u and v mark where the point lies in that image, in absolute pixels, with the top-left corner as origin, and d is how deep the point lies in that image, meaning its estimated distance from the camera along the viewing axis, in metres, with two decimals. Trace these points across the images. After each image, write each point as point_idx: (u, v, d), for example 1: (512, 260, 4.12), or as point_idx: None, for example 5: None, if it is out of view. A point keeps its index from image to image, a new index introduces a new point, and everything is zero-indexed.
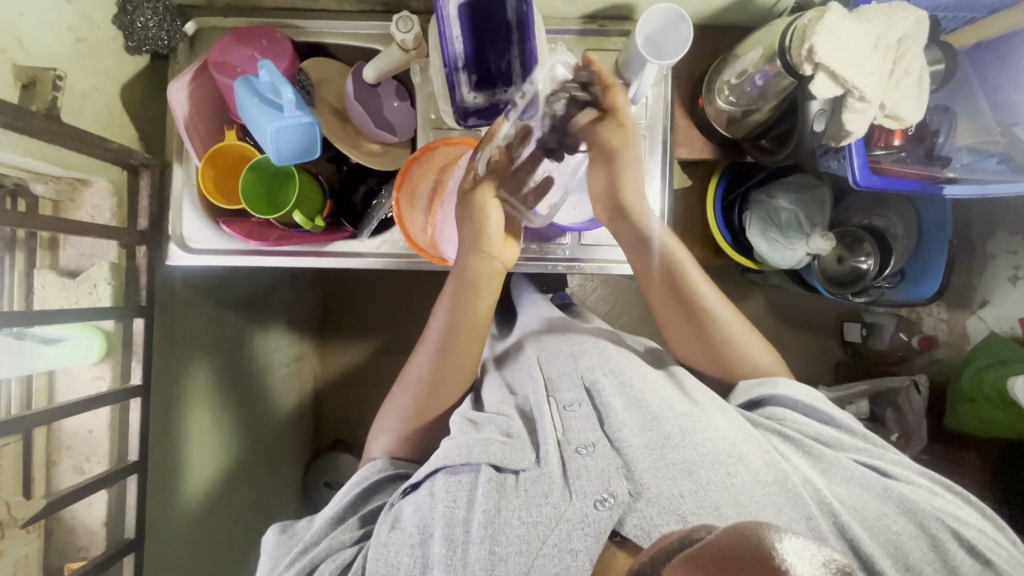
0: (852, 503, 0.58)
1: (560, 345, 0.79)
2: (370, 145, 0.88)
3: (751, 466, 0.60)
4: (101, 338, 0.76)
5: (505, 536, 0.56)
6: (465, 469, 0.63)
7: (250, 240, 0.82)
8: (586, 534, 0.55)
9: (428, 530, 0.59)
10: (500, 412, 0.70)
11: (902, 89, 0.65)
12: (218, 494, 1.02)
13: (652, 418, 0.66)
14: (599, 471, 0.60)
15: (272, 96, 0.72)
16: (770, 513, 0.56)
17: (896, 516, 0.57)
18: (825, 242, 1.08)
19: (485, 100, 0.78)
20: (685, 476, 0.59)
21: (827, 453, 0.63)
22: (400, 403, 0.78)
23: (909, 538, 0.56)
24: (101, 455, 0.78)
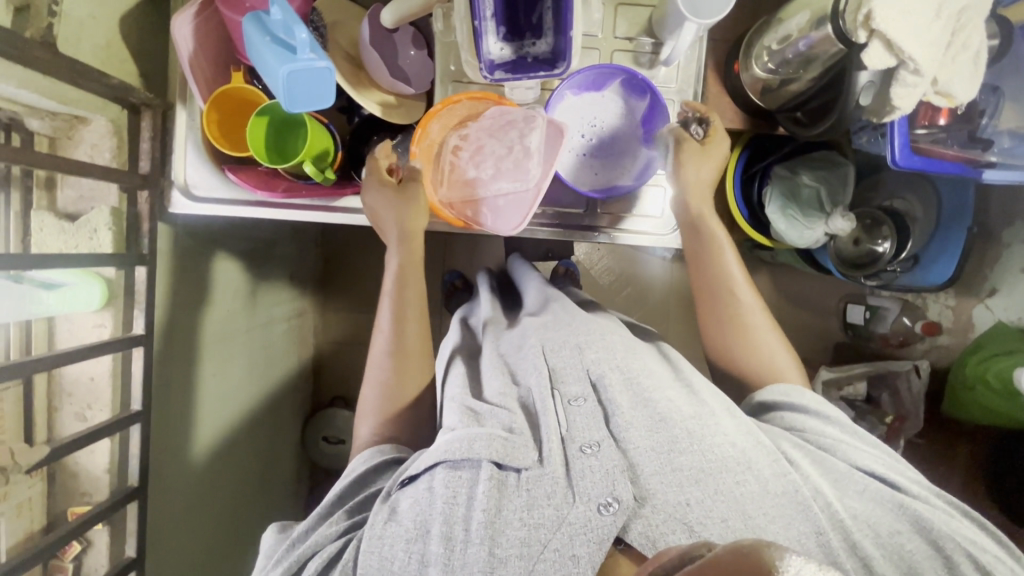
0: (864, 517, 0.61)
1: (565, 335, 0.77)
2: (385, 97, 0.84)
3: (760, 474, 0.62)
4: (101, 285, 0.74)
5: (505, 538, 0.56)
6: (466, 465, 0.62)
7: (258, 191, 0.78)
8: (589, 539, 0.56)
9: (426, 526, 0.59)
10: (502, 405, 0.70)
11: (958, 63, 0.61)
12: (226, 453, 1.03)
13: (659, 420, 0.66)
14: (605, 472, 0.60)
15: (283, 33, 0.67)
16: (778, 525, 0.58)
17: (909, 533, 0.60)
18: (846, 222, 1.07)
19: (512, 53, 0.67)
20: (692, 484, 0.60)
21: (839, 465, 0.66)
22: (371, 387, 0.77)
23: (923, 557, 0.58)
24: (103, 404, 0.76)
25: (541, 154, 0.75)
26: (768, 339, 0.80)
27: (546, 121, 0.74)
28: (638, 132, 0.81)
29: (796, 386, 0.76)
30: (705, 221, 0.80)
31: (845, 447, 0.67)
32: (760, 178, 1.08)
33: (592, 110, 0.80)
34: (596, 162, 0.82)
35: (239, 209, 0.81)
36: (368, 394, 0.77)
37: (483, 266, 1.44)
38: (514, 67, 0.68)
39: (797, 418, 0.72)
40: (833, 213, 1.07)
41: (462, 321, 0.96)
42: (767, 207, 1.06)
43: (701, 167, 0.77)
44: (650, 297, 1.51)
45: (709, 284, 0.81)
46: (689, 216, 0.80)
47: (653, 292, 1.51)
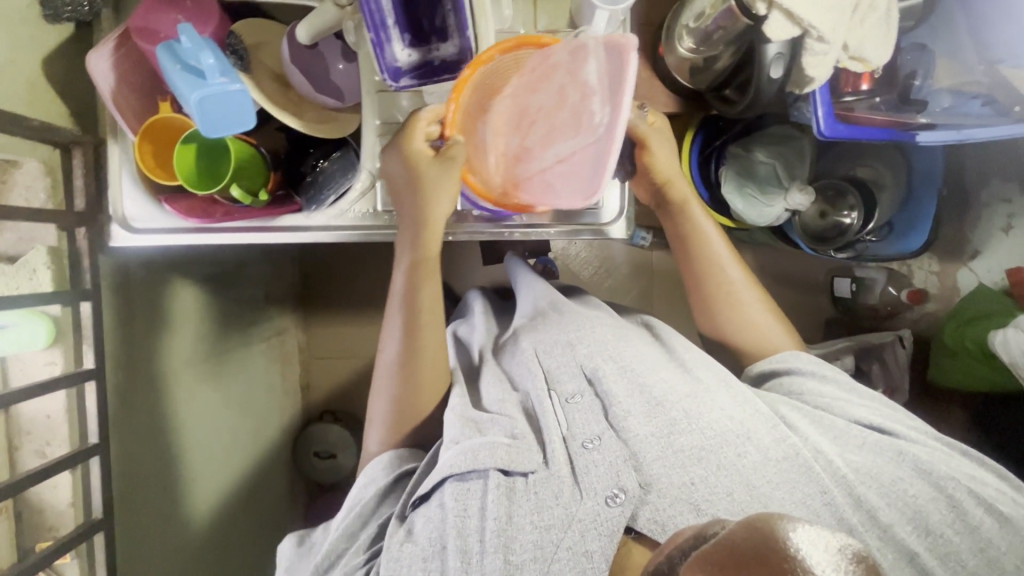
0: (866, 470, 0.63)
1: (556, 335, 0.78)
2: (317, 113, 0.84)
3: (760, 444, 0.64)
4: (46, 324, 0.75)
5: (518, 543, 0.58)
6: (473, 476, 0.63)
7: (190, 218, 0.79)
8: (599, 533, 0.58)
9: (442, 541, 0.59)
10: (502, 413, 0.70)
11: (866, 26, 0.59)
12: (215, 479, 1.06)
13: (656, 405, 0.67)
14: (609, 465, 0.62)
15: (193, 61, 0.67)
16: (783, 491, 0.61)
17: (910, 478, 0.63)
18: (804, 197, 1.04)
19: (420, 58, 0.67)
20: (695, 462, 0.62)
21: (837, 422, 0.68)
22: (382, 389, 0.77)
23: (928, 501, 0.61)
24: (62, 439, 0.78)
25: (604, 87, 0.62)
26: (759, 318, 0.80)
27: (599, 42, 0.62)
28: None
29: (790, 352, 0.77)
30: (675, 203, 0.82)
31: (839, 404, 0.70)
32: (716, 159, 1.05)
33: None
34: None
35: (179, 237, 0.81)
36: (380, 398, 0.77)
37: (458, 271, 1.44)
38: (422, 73, 0.67)
39: (795, 382, 0.73)
40: (791, 188, 1.04)
41: (454, 337, 0.93)
42: (723, 186, 1.04)
43: (662, 150, 0.80)
44: (633, 288, 1.50)
45: (700, 271, 0.82)
46: (662, 200, 0.83)
47: (635, 283, 1.50)
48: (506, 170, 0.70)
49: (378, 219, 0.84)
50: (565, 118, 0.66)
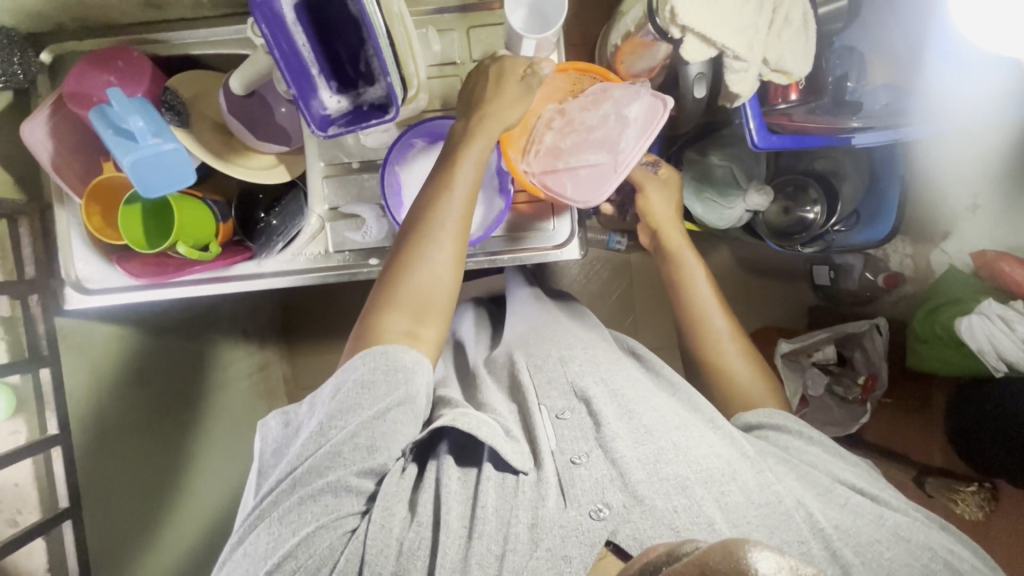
0: (843, 527, 0.64)
1: (550, 349, 0.80)
2: (263, 157, 0.85)
3: (744, 485, 0.64)
4: (7, 395, 0.75)
5: (514, 536, 0.58)
6: (473, 466, 0.66)
7: (142, 278, 0.79)
8: (580, 542, 0.58)
9: (439, 517, 0.60)
10: (498, 412, 0.71)
11: (783, 39, 0.59)
12: (207, 515, 1.05)
13: (643, 433, 0.67)
14: (595, 481, 0.62)
15: (125, 125, 0.68)
16: (761, 533, 0.62)
17: (888, 542, 0.65)
18: (762, 197, 1.02)
19: (350, 103, 0.68)
20: (679, 492, 0.62)
21: (822, 478, 0.69)
22: (393, 279, 0.69)
23: (902, 566, 0.63)
24: (32, 506, 0.78)
25: (640, 124, 0.74)
26: (736, 364, 0.83)
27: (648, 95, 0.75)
28: (495, 180, 0.80)
29: (780, 411, 0.78)
30: (670, 245, 0.90)
31: (825, 463, 0.72)
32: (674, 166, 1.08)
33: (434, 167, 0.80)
34: None
35: (130, 294, 0.81)
36: (388, 267, 0.70)
37: None
38: (352, 117, 0.68)
39: (778, 435, 0.75)
40: (748, 189, 1.03)
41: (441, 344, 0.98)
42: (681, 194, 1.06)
43: (660, 198, 0.91)
44: (613, 292, 1.49)
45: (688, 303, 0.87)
46: (658, 240, 0.92)
47: (614, 287, 1.49)
48: (539, 163, 0.76)
49: (330, 259, 0.83)
50: (598, 141, 0.76)
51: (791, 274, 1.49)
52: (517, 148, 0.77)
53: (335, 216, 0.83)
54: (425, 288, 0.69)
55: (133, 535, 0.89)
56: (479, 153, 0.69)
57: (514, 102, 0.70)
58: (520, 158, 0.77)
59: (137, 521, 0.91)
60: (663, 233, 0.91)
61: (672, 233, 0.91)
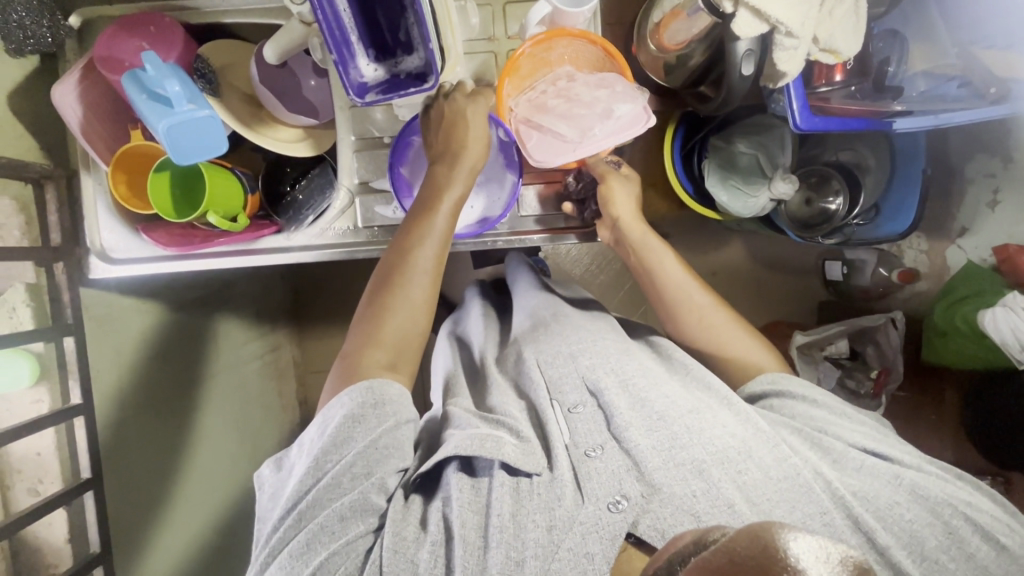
0: (863, 494, 0.64)
1: (558, 345, 0.78)
2: (291, 130, 0.84)
3: (761, 462, 0.63)
4: (29, 361, 0.75)
5: (522, 541, 0.58)
6: (484, 471, 0.64)
7: (170, 248, 0.78)
8: (601, 537, 0.58)
9: (450, 530, 0.60)
10: (507, 413, 0.71)
11: (834, 18, 0.59)
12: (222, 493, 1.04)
13: (656, 419, 0.66)
14: (610, 473, 0.62)
15: (159, 89, 0.66)
16: (783, 509, 0.61)
17: (908, 503, 0.63)
18: (788, 186, 1.02)
19: (387, 72, 0.66)
20: (695, 476, 0.61)
21: (836, 445, 0.67)
22: (370, 318, 0.71)
23: (924, 527, 0.62)
24: (54, 475, 0.78)
25: (621, 127, 0.74)
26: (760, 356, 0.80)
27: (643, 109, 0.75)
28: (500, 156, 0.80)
29: (785, 375, 0.76)
30: (634, 240, 0.83)
31: (835, 427, 0.69)
32: (699, 153, 1.07)
33: None
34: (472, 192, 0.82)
35: (156, 266, 0.80)
36: (362, 317, 0.72)
37: None
38: (388, 87, 0.66)
39: (784, 403, 0.73)
40: (773, 177, 1.03)
41: (452, 334, 0.96)
42: (706, 181, 1.04)
43: (625, 195, 0.83)
44: (625, 283, 1.49)
45: (675, 297, 0.83)
46: (621, 238, 0.84)
47: (626, 278, 1.49)
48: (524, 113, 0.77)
49: (359, 234, 0.83)
50: (584, 111, 0.76)
51: (802, 270, 1.49)
52: (517, 82, 0.77)
53: (365, 190, 0.82)
54: (400, 334, 0.71)
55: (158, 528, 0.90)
56: (449, 202, 0.72)
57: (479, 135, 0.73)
58: (513, 94, 0.78)
59: (150, 504, 0.88)
60: (626, 228, 0.83)
61: (635, 227, 0.83)
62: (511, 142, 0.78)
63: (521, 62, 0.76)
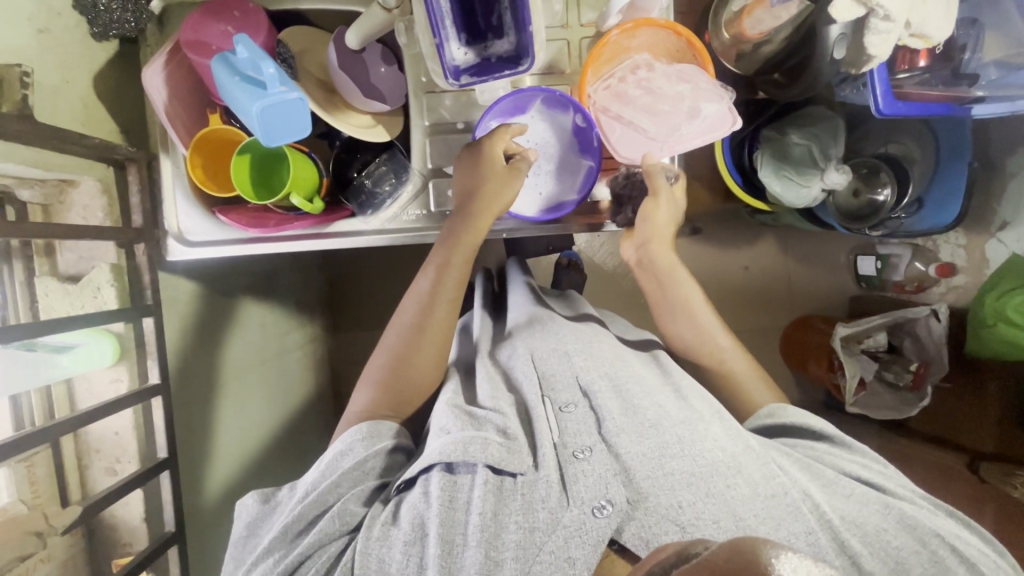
0: (853, 518, 0.58)
1: (556, 343, 0.75)
2: (361, 116, 0.84)
3: (750, 477, 0.58)
4: (112, 342, 0.76)
5: (501, 541, 0.54)
6: (462, 469, 0.60)
7: (249, 229, 0.78)
8: (584, 542, 0.54)
9: (424, 527, 0.56)
10: (496, 408, 0.67)
11: (929, 4, 0.61)
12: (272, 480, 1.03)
13: (648, 427, 0.63)
14: (598, 476, 0.58)
15: (251, 71, 0.67)
16: (771, 526, 0.55)
17: (896, 531, 0.58)
18: (841, 176, 1.04)
19: (476, 55, 0.68)
20: (684, 487, 0.57)
21: (828, 471, 0.63)
22: (387, 352, 0.75)
23: (911, 554, 0.56)
24: (131, 454, 0.79)
25: (705, 125, 0.78)
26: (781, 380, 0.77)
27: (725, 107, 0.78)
28: (574, 143, 0.81)
29: (782, 405, 0.73)
30: (660, 258, 0.81)
31: (828, 456, 0.66)
32: (750, 142, 1.08)
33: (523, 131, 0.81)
34: (544, 174, 0.83)
35: (231, 248, 0.81)
36: (380, 360, 0.76)
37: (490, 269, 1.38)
38: (478, 70, 0.68)
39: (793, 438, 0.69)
40: (827, 167, 1.04)
41: (462, 329, 0.95)
42: (759, 171, 1.05)
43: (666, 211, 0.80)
44: None
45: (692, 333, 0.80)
46: (648, 253, 0.82)
47: None
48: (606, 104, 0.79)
49: (432, 218, 0.84)
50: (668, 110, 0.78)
51: (832, 265, 1.51)
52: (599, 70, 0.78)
53: (438, 174, 0.83)
54: (416, 381, 0.74)
55: (216, 514, 0.90)
56: (459, 273, 0.76)
57: (506, 192, 0.75)
58: (593, 83, 0.78)
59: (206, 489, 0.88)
60: (657, 244, 0.81)
61: (666, 242, 0.81)
62: (588, 128, 0.78)
63: (604, 49, 0.77)
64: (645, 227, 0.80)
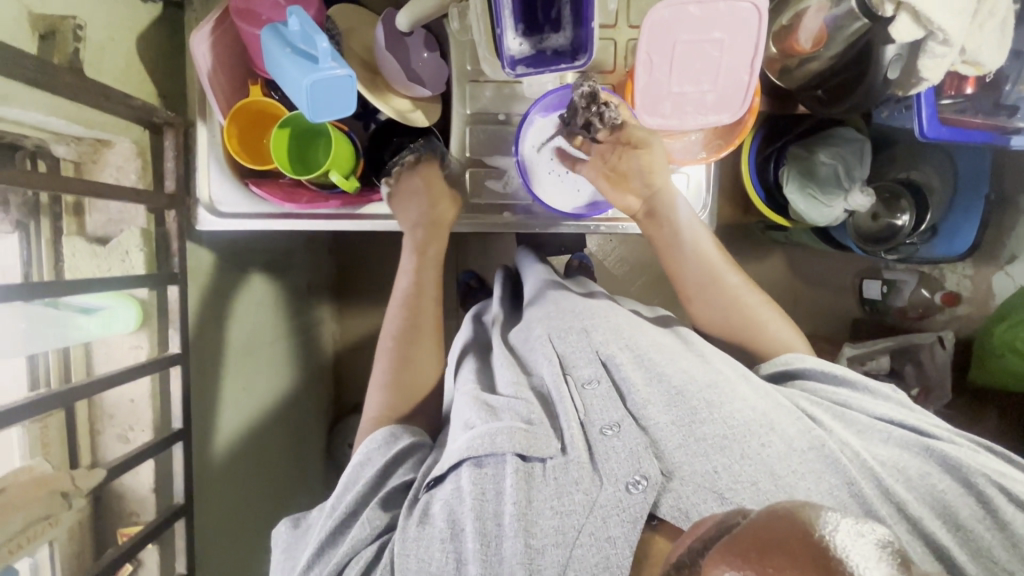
0: (892, 464, 0.58)
1: (573, 320, 0.73)
2: (400, 101, 0.82)
3: (784, 434, 0.58)
4: (136, 307, 0.75)
5: (539, 528, 0.53)
6: (490, 461, 0.58)
7: (284, 204, 0.78)
8: (623, 519, 0.53)
9: (459, 523, 0.55)
10: (518, 396, 0.65)
11: (984, 32, 0.64)
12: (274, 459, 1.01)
13: (674, 395, 0.63)
14: (630, 451, 0.57)
15: (303, 44, 0.67)
16: (809, 481, 0.55)
17: (939, 474, 0.57)
18: (865, 197, 1.04)
19: (532, 48, 0.67)
20: (717, 451, 0.57)
21: (859, 418, 0.63)
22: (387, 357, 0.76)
23: (955, 496, 0.55)
24: (145, 423, 0.78)
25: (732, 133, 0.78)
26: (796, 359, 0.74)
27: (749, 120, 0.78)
28: None
29: (800, 353, 0.71)
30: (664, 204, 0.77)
31: (857, 401, 0.64)
32: (775, 159, 1.10)
33: None
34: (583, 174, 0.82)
35: (264, 222, 0.80)
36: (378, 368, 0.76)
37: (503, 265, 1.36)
38: (534, 61, 0.68)
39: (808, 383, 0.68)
40: (851, 189, 1.05)
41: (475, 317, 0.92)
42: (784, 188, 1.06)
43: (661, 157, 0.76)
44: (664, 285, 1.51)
45: (698, 271, 0.76)
46: (653, 204, 0.77)
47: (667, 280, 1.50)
48: (654, 48, 0.72)
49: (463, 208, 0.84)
50: (714, 38, 0.71)
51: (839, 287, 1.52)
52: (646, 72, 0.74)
53: (476, 164, 0.83)
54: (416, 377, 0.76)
55: (220, 491, 0.89)
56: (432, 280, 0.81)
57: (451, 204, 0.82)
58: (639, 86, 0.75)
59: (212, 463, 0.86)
60: (663, 193, 0.77)
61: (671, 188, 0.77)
62: None
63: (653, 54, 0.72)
64: (644, 177, 0.76)
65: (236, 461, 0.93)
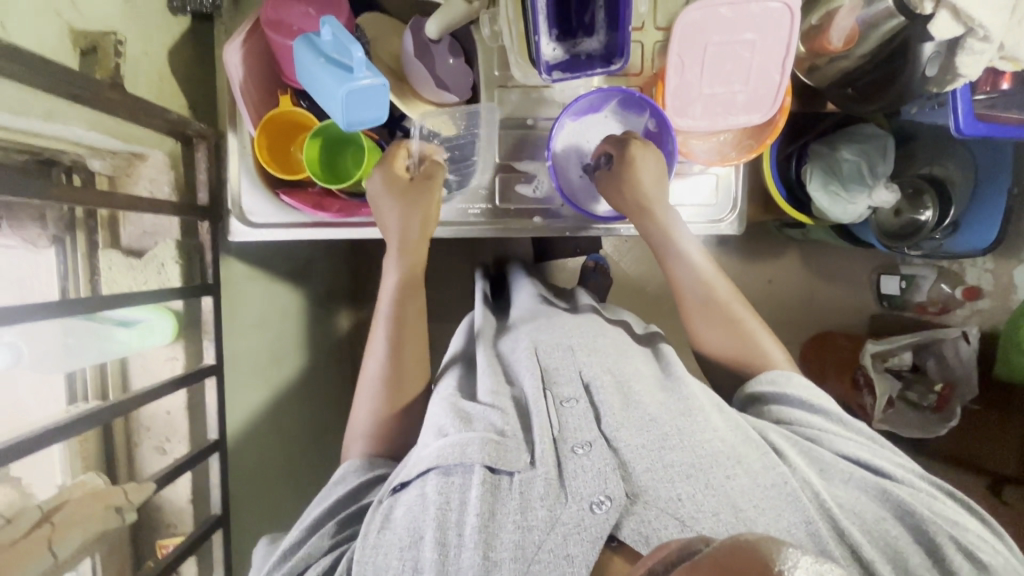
0: (849, 506, 0.57)
1: (561, 338, 0.71)
2: (426, 107, 0.83)
3: (750, 469, 0.57)
4: (173, 319, 0.75)
5: (499, 541, 0.51)
6: (458, 470, 0.56)
7: (317, 213, 0.78)
8: (583, 538, 0.51)
9: (419, 531, 0.53)
10: (495, 404, 0.63)
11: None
12: (301, 467, 1.02)
13: (648, 420, 0.61)
14: (597, 470, 0.55)
15: (337, 54, 0.66)
16: (769, 517, 0.53)
17: (891, 520, 0.56)
18: (890, 193, 1.05)
19: (565, 53, 0.68)
20: (683, 479, 0.55)
21: (824, 454, 0.61)
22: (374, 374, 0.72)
23: (907, 545, 0.54)
24: (182, 434, 0.78)
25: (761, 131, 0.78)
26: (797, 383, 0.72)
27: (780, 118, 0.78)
28: None
29: (784, 373, 0.69)
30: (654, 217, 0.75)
31: (828, 437, 0.63)
32: (797, 158, 1.09)
33: (594, 132, 0.81)
34: None
35: (295, 232, 0.80)
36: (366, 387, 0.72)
37: None
38: (568, 66, 0.68)
39: (783, 410, 0.66)
40: (874, 185, 1.05)
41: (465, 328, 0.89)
42: (808, 185, 1.05)
43: (654, 167, 0.75)
44: None
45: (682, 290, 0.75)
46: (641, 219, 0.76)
47: None
48: (685, 50, 0.72)
49: (495, 214, 0.84)
50: (744, 39, 0.71)
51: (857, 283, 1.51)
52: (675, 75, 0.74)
53: (507, 169, 0.83)
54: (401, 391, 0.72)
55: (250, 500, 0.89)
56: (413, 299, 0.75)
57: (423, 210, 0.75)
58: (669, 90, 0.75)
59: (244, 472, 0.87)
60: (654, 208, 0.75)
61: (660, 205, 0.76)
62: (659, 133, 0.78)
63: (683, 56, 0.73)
64: (636, 192, 0.74)
65: (266, 470, 0.93)
